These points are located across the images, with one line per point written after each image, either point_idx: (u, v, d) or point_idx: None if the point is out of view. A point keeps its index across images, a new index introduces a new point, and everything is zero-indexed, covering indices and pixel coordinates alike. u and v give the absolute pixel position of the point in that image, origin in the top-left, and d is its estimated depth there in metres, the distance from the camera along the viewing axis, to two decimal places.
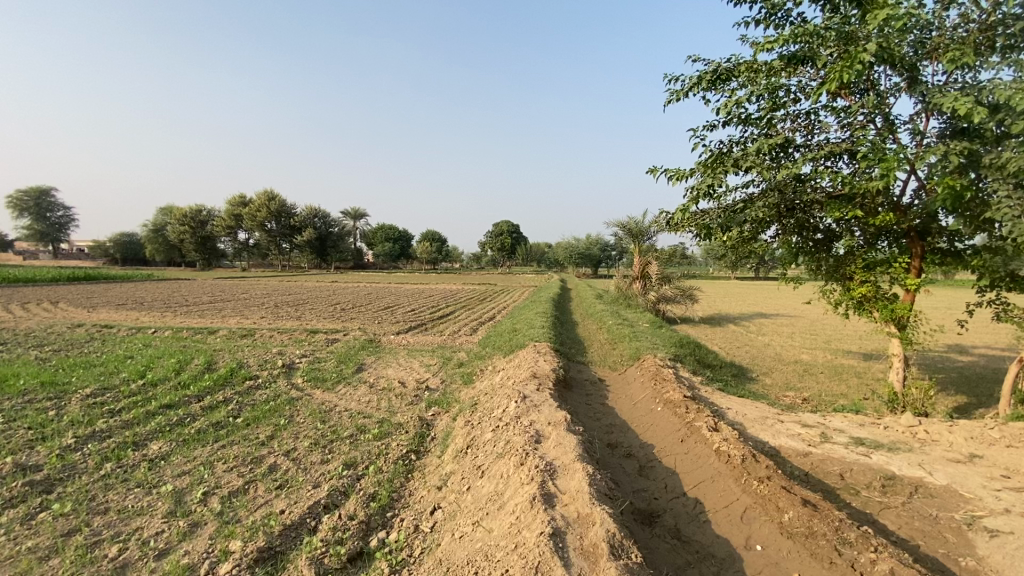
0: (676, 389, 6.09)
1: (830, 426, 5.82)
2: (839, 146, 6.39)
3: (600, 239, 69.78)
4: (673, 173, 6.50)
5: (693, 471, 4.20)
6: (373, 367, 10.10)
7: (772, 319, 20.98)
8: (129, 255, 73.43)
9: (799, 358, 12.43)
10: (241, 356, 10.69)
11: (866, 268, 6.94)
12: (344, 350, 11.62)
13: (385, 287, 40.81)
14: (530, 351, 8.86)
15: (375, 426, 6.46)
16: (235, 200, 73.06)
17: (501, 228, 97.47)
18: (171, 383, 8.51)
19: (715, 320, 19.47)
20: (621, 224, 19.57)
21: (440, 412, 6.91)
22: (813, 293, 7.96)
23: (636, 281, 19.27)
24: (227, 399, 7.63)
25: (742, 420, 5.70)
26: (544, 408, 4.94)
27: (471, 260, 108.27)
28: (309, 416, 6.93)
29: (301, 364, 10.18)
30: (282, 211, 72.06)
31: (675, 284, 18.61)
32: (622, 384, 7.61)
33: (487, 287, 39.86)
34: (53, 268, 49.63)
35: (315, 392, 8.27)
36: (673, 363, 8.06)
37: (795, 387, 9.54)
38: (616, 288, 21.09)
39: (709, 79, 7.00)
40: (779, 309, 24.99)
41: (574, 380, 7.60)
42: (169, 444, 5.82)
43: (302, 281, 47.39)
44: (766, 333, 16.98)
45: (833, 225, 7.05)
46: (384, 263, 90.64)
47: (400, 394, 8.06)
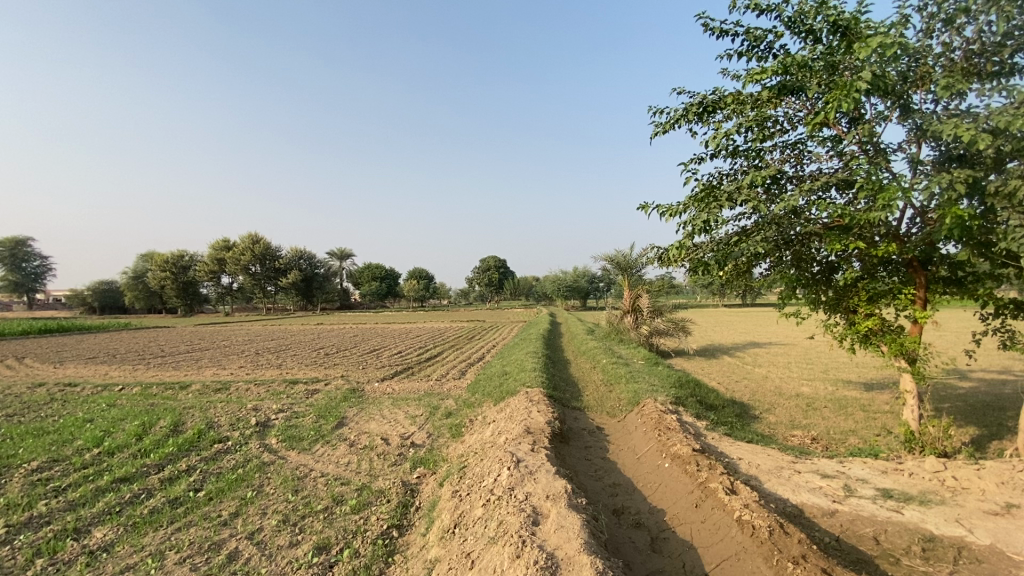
0: (683, 441, 5.59)
1: (850, 474, 5.34)
2: (833, 176, 6.18)
3: (587, 272, 70.08)
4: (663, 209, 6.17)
5: (713, 545, 3.68)
6: (354, 421, 9.44)
7: (766, 348, 20.67)
8: (108, 303, 71.72)
9: (800, 391, 12.00)
10: (212, 415, 9.96)
11: (869, 301, 6.63)
12: (324, 403, 10.94)
13: (372, 328, 39.93)
14: (523, 399, 8.32)
15: (352, 495, 5.82)
16: (218, 245, 72.64)
17: (488, 264, 97.50)
18: (131, 451, 7.78)
19: (709, 352, 19.10)
20: (608, 257, 19.35)
21: (426, 475, 6.29)
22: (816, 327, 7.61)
23: (627, 315, 18.90)
24: (190, 468, 6.94)
25: (756, 474, 5.20)
26: (540, 476, 4.40)
27: (459, 296, 107.85)
28: (280, 485, 6.28)
29: (277, 421, 9.49)
30: (267, 254, 71.53)
31: (667, 316, 18.27)
32: (622, 434, 7.07)
33: (476, 324, 39.30)
34: (26, 320, 48.10)
35: (290, 454, 7.60)
36: (674, 407, 7.57)
37: (801, 425, 9.07)
38: (607, 322, 20.68)
39: (692, 112, 6.85)
40: (771, 338, 24.75)
41: (571, 431, 7.05)
42: (117, 530, 5.13)
43: (285, 325, 46.44)
44: (762, 364, 16.59)
45: (832, 256, 6.78)
46: (371, 302, 89.79)
47: (382, 453, 7.43)
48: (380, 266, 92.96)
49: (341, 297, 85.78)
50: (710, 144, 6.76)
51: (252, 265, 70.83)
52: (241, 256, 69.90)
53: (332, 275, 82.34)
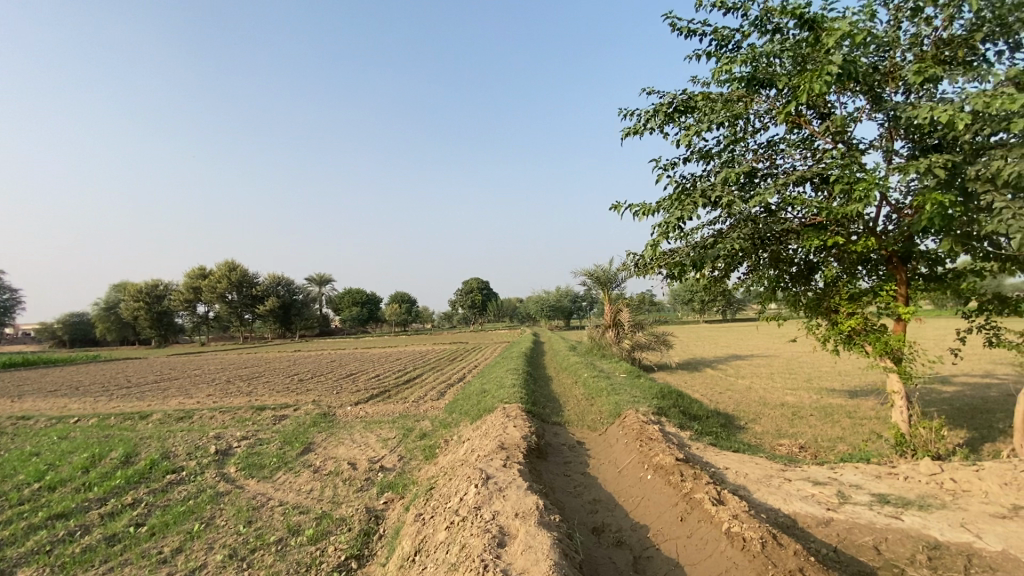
0: (665, 451, 5.25)
1: (844, 481, 5.05)
2: (808, 171, 6.07)
3: (570, 292, 70.16)
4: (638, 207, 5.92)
5: (700, 562, 3.32)
6: (323, 446, 8.89)
7: (749, 361, 20.57)
8: (77, 335, 69.13)
9: (785, 401, 11.78)
10: (169, 444, 9.29)
11: (850, 300, 6.46)
12: (292, 428, 10.34)
13: (352, 353, 39.01)
14: (500, 415, 7.91)
15: (311, 524, 5.30)
16: (194, 273, 71.06)
17: (471, 286, 97.08)
18: (72, 485, 7.11)
19: (693, 366, 18.89)
20: (588, 272, 19.19)
21: (394, 500, 5.82)
22: (798, 330, 7.41)
23: (609, 330, 18.66)
24: (135, 501, 6.33)
25: (744, 484, 4.87)
26: (511, 493, 4.00)
27: (442, 320, 106.88)
28: (233, 516, 5.73)
29: (239, 448, 8.89)
30: (244, 281, 70.11)
31: (649, 331, 18.07)
32: (604, 447, 6.70)
33: (458, 346, 38.66)
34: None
35: (249, 483, 7.04)
36: (657, 419, 7.23)
37: (787, 434, 8.80)
38: (589, 339, 20.40)
39: (664, 112, 6.74)
40: (754, 351, 24.70)
41: (549, 447, 6.65)
42: (39, 572, 4.54)
43: (261, 353, 45.09)
44: (746, 376, 16.41)
45: (810, 255, 6.62)
46: (352, 327, 88.32)
47: (349, 478, 6.92)
48: (362, 292, 91.91)
49: (322, 323, 84.26)
50: (684, 143, 6.62)
51: (229, 293, 69.30)
52: (217, 284, 68.36)
53: (312, 301, 80.95)
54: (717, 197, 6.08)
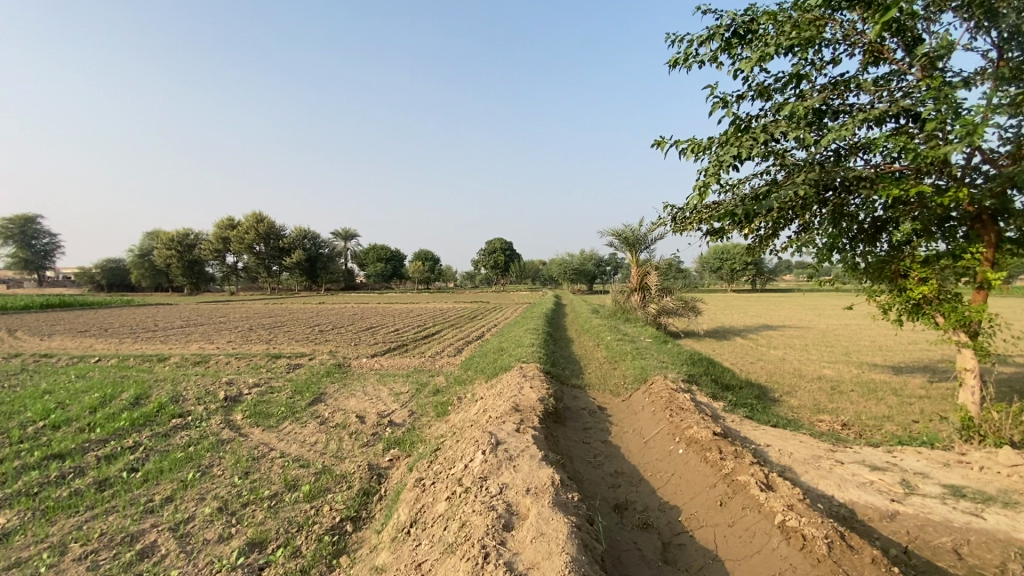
0: (700, 423, 4.66)
1: (905, 467, 4.39)
2: (892, 105, 5.12)
3: (594, 255, 68.94)
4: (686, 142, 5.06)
5: (745, 560, 2.77)
6: (332, 397, 8.61)
7: (781, 331, 19.64)
8: (115, 281, 71.67)
9: (822, 374, 11.01)
10: (180, 388, 9.16)
11: (923, 264, 5.61)
12: (304, 378, 10.11)
13: (374, 308, 39.21)
14: (516, 375, 7.45)
15: (308, 480, 4.96)
16: (223, 223, 72.15)
17: (494, 246, 96.50)
18: (77, 425, 6.98)
19: (721, 334, 18.09)
20: (616, 232, 18.30)
21: (398, 458, 5.44)
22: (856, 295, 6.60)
23: (635, 293, 17.91)
24: (135, 445, 6.13)
25: (790, 465, 4.26)
26: (523, 463, 3.49)
27: (465, 279, 107.13)
28: (230, 466, 5.44)
29: (249, 395, 8.69)
30: (271, 233, 70.87)
31: (677, 295, 17.24)
32: (628, 415, 6.16)
33: (479, 305, 38.52)
34: (28, 297, 47.89)
35: (253, 432, 6.78)
36: (688, 387, 6.63)
37: (827, 409, 8.12)
38: (613, 302, 19.70)
39: (720, 36, 5.84)
40: (785, 322, 23.64)
41: (568, 411, 6.15)
42: (21, 516, 4.31)
43: (285, 304, 45.83)
44: (778, 347, 15.55)
45: (882, 210, 5.73)
46: (376, 283, 89.30)
47: (355, 432, 6.58)
48: (386, 248, 92.39)
49: (347, 278, 85.30)
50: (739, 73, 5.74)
51: (257, 244, 70.29)
52: (245, 235, 69.31)
53: (337, 255, 81.68)
54: (781, 133, 5.19)
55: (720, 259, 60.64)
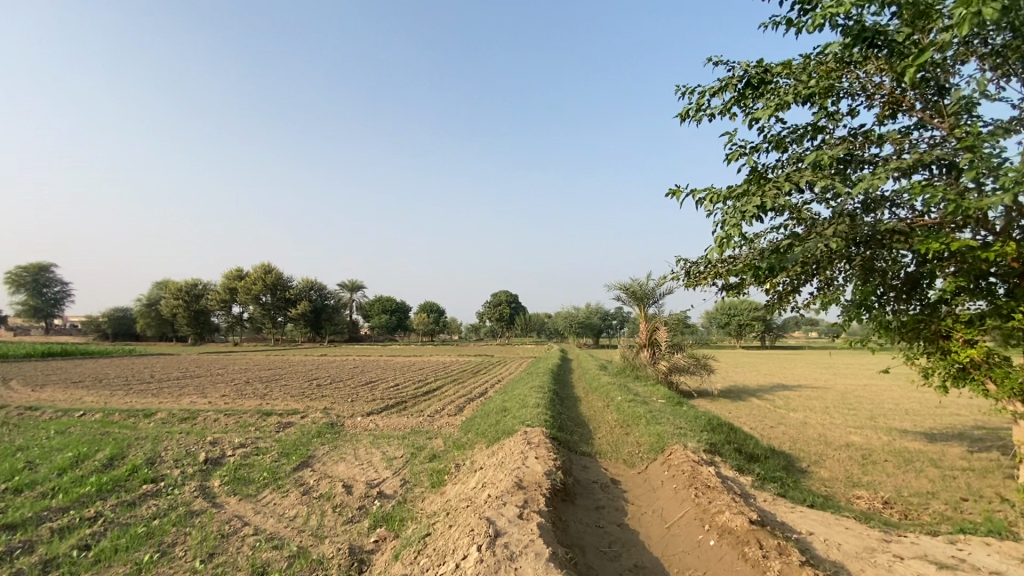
0: (731, 507, 4.06)
1: (977, 565, 3.74)
2: (921, 155, 4.85)
3: (600, 309, 68.50)
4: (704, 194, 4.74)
5: None
6: (321, 462, 7.96)
7: (797, 391, 18.79)
8: (120, 329, 71.53)
9: (849, 441, 10.24)
10: (160, 448, 8.52)
11: (967, 324, 5.14)
12: (294, 439, 9.46)
13: (376, 360, 38.44)
14: (520, 441, 6.82)
15: (281, 566, 4.32)
16: (232, 273, 72.78)
17: (500, 299, 96.50)
18: (38, 490, 6.36)
19: (735, 394, 17.28)
20: (623, 286, 17.94)
21: (386, 540, 4.80)
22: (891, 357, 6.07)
23: (644, 350, 17.29)
24: (96, 516, 5.49)
25: (841, 563, 3.63)
26: (526, 564, 2.92)
27: (470, 332, 106.35)
28: (196, 545, 4.81)
29: (232, 458, 8.04)
30: (279, 284, 71.23)
31: (688, 353, 16.61)
32: (645, 490, 5.51)
33: (482, 359, 37.73)
34: (29, 344, 47.54)
35: (229, 502, 6.14)
36: (710, 458, 6.00)
37: (862, 483, 7.38)
38: (621, 358, 19.03)
39: (733, 87, 5.69)
40: (800, 381, 22.73)
41: (578, 485, 5.52)
42: None
43: (286, 355, 45.16)
44: (797, 409, 14.72)
45: (917, 266, 5.32)
46: (380, 335, 88.68)
47: (341, 504, 5.93)
48: (391, 300, 92.51)
49: (351, 329, 84.87)
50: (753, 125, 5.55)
51: (263, 295, 70.48)
52: (253, 285, 69.73)
53: (342, 306, 81.67)
54: (806, 183, 4.87)
55: (727, 314, 59.96)
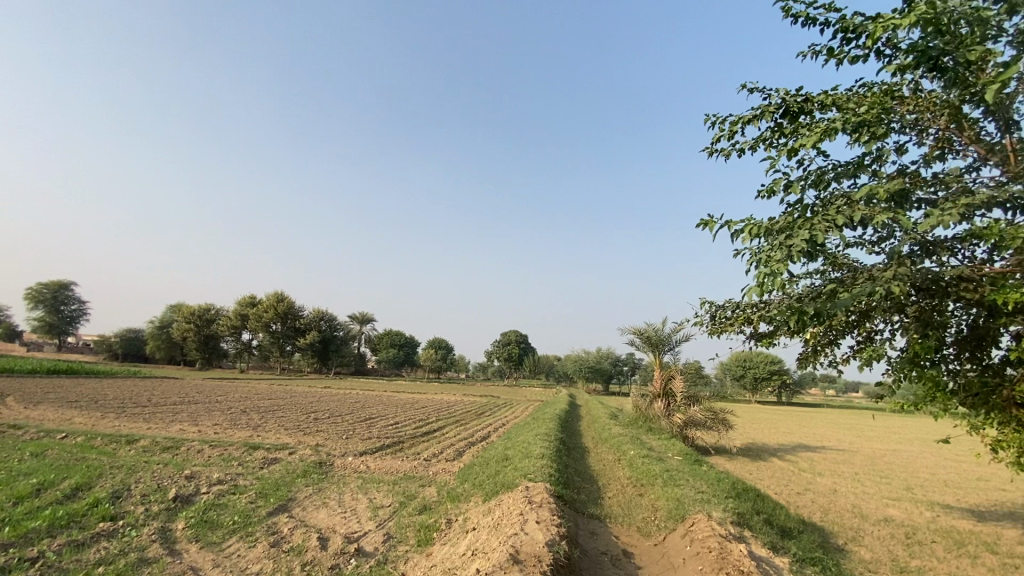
0: None
1: None
2: (991, 195, 4.22)
3: (611, 354, 67.17)
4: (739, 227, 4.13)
5: None
6: (301, 507, 7.22)
7: (820, 454, 17.55)
8: (130, 350, 71.64)
9: (887, 516, 9.21)
10: (131, 480, 7.85)
11: None
12: (277, 478, 8.73)
13: (379, 395, 37.56)
14: (519, 499, 6.02)
15: None
16: (245, 300, 73.15)
17: (510, 339, 95.68)
18: None
19: (754, 453, 16.14)
20: (637, 331, 17.22)
21: None
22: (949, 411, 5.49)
23: (657, 400, 16.38)
24: (35, 558, 4.82)
25: None
26: None
27: (477, 371, 104.88)
28: None
29: (206, 496, 7.35)
30: (290, 313, 71.27)
31: (704, 405, 15.65)
32: (664, 568, 4.71)
33: (488, 400, 36.64)
34: (37, 361, 47.56)
35: (189, 549, 5.43)
36: (738, 532, 5.18)
37: (910, 568, 6.43)
38: (632, 407, 18.05)
39: (768, 118, 5.19)
40: (823, 442, 21.38)
41: (585, 558, 4.73)
42: None
43: (288, 386, 44.37)
44: (823, 474, 13.58)
45: (982, 321, 4.61)
46: (387, 369, 87.83)
47: (312, 561, 5.18)
48: (400, 334, 92.16)
49: (358, 362, 84.11)
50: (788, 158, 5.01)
51: (274, 323, 70.53)
52: (264, 313, 69.88)
53: (351, 338, 81.35)
54: (861, 218, 4.21)
55: (742, 366, 58.36)
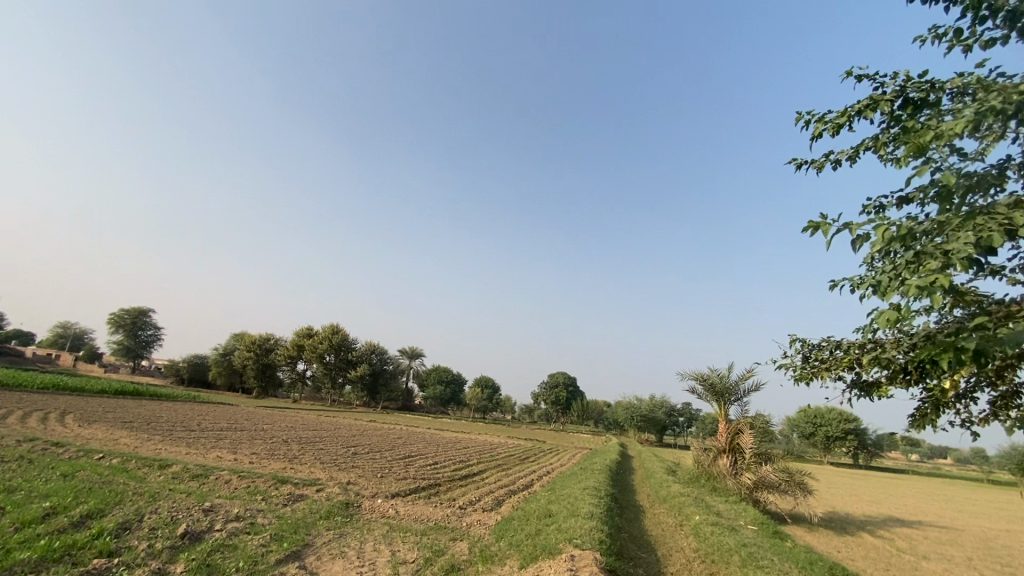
0: None
1: None
2: None
3: (665, 401, 63.77)
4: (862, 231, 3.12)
5: None
6: (314, 556, 6.42)
7: (920, 531, 14.94)
8: (196, 376, 75.41)
9: None
10: (147, 510, 7.39)
11: None
12: (298, 518, 8.02)
13: (424, 433, 36.83)
14: (562, 575, 4.84)
15: None
16: (302, 331, 75.65)
17: (558, 381, 93.50)
18: None
19: (839, 524, 13.92)
20: (698, 377, 15.70)
21: None
22: None
23: (722, 456, 14.68)
24: None
25: None
26: None
27: (523, 412, 102.82)
28: None
29: (217, 533, 6.72)
30: (343, 345, 72.88)
31: (778, 465, 13.75)
32: None
33: (534, 444, 35.10)
34: (112, 382, 50.59)
35: None
36: None
37: None
38: (693, 462, 16.28)
39: (882, 110, 4.11)
40: (920, 516, 18.43)
41: None
42: None
43: (335, 418, 44.60)
44: (930, 557, 11.33)
45: None
46: (433, 406, 87.45)
47: None
48: (448, 372, 92.17)
49: (406, 398, 84.39)
50: (909, 160, 3.90)
51: (327, 355, 72.25)
52: (319, 344, 71.80)
53: (400, 373, 82.01)
54: None
55: (812, 422, 53.65)
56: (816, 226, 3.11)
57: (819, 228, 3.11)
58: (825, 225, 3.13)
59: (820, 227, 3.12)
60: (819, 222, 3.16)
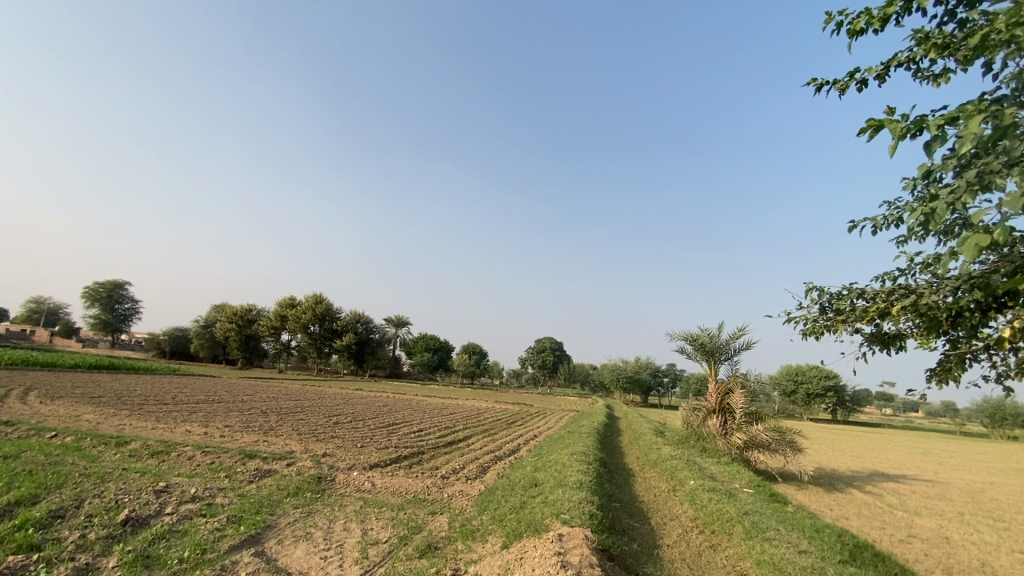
0: None
1: None
2: None
3: (650, 363, 64.64)
4: (941, 132, 2.32)
5: None
6: (274, 540, 5.77)
7: (906, 485, 14.98)
8: (178, 348, 74.09)
9: None
10: (87, 494, 6.63)
11: None
12: (262, 496, 7.35)
13: (411, 400, 36.59)
14: (549, 562, 4.12)
15: None
16: (285, 301, 74.13)
17: (544, 346, 94.26)
18: None
19: (827, 481, 13.83)
20: (688, 337, 15.21)
21: None
22: None
23: (712, 416, 14.40)
24: None
25: None
26: None
27: (511, 377, 104.00)
28: None
29: (165, 519, 6.02)
30: (327, 315, 71.79)
31: (769, 425, 13.46)
32: None
33: (521, 408, 35.12)
34: (88, 356, 49.15)
35: None
36: None
37: None
38: (682, 422, 16.03)
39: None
40: (903, 469, 18.64)
41: None
42: None
43: (320, 387, 44.12)
44: (921, 512, 11.21)
45: None
46: (421, 373, 87.58)
47: None
48: (435, 339, 92.00)
49: (394, 366, 84.22)
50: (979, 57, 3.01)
51: (312, 325, 71.12)
52: (303, 314, 70.49)
53: (387, 341, 81.63)
54: None
55: (792, 380, 54.86)
56: (879, 125, 2.31)
57: (886, 127, 2.29)
58: (894, 122, 2.30)
59: (887, 126, 2.29)
60: (885, 120, 2.33)
